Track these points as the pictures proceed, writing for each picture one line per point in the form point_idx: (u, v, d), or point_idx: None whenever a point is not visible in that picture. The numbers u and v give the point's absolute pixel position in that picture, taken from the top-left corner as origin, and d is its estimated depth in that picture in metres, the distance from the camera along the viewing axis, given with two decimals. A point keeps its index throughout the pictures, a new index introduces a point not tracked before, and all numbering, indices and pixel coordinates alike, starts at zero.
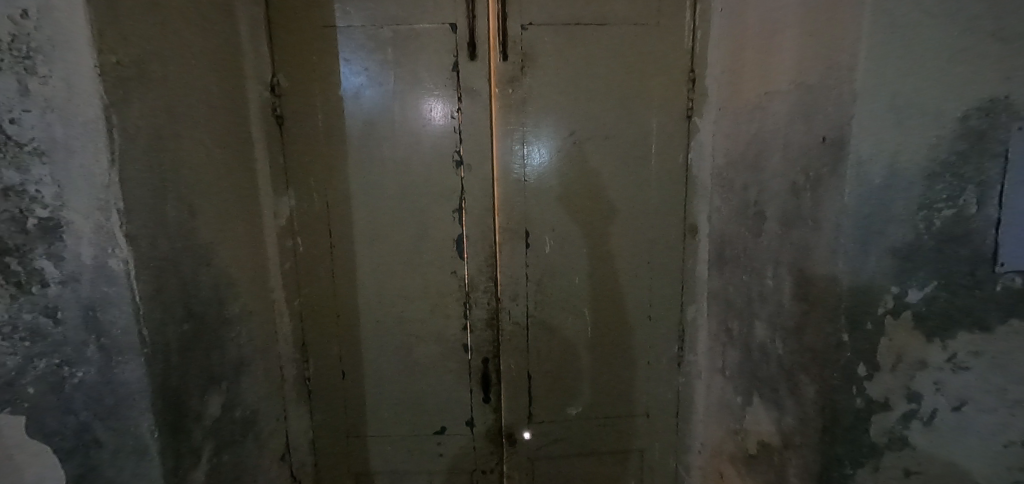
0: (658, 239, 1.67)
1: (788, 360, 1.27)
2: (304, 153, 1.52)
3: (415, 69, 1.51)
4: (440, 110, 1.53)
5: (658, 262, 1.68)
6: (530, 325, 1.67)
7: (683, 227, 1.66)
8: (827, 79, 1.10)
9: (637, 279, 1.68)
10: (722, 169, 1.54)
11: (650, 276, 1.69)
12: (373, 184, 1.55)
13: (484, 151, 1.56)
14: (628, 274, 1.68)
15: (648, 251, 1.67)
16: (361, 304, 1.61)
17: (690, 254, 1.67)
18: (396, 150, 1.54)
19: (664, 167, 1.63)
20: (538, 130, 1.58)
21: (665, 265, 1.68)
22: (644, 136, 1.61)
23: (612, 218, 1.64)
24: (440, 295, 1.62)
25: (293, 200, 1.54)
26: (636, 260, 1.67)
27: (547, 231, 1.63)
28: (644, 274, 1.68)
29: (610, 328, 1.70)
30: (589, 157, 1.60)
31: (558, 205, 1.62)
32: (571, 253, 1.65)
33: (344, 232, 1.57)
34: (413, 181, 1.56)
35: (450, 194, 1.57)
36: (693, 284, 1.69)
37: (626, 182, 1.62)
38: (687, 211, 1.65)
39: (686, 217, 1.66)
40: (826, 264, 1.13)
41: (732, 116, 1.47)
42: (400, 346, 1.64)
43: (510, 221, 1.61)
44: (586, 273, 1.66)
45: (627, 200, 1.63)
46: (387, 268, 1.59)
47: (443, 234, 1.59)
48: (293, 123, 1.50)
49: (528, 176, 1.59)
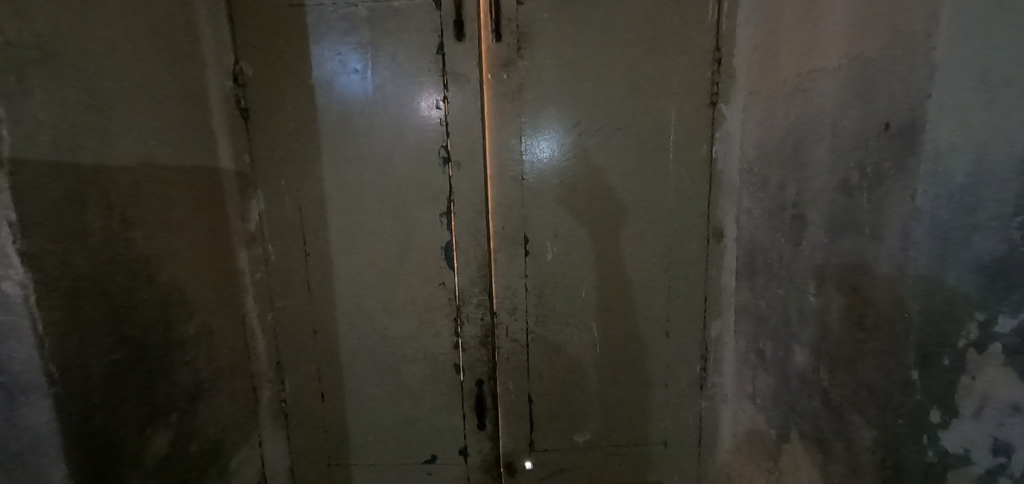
0: (677, 245, 1.45)
1: (835, 396, 1.05)
2: (273, 152, 1.35)
3: (394, 53, 1.32)
4: (423, 99, 1.35)
5: (677, 272, 1.47)
6: (530, 342, 1.48)
7: (707, 231, 1.44)
8: (891, 50, 0.88)
9: (654, 291, 1.48)
10: (754, 164, 1.32)
11: (669, 287, 1.48)
12: (351, 185, 1.37)
13: (475, 145, 1.37)
14: (642, 285, 1.47)
15: (667, 259, 1.46)
16: (340, 319, 1.44)
17: (714, 262, 1.46)
18: (376, 147, 1.36)
19: (683, 162, 1.41)
20: (538, 121, 1.38)
21: (686, 275, 1.47)
22: (661, 126, 1.39)
23: (623, 222, 1.43)
24: (428, 309, 1.44)
25: (262, 204, 1.37)
26: (651, 269, 1.46)
27: (549, 236, 1.43)
28: (661, 286, 1.47)
29: (621, 346, 1.50)
30: (596, 153, 1.40)
31: (561, 207, 1.41)
32: (576, 262, 1.45)
33: (319, 239, 1.40)
34: (396, 180, 1.38)
35: (438, 195, 1.39)
36: (718, 297, 1.47)
37: (641, 180, 1.42)
38: (712, 213, 1.43)
39: (710, 220, 1.43)
40: (889, 283, 0.91)
41: (766, 100, 1.25)
42: (385, 366, 1.46)
43: (506, 226, 1.42)
44: (594, 284, 1.46)
45: (643, 201, 1.42)
46: (368, 279, 1.42)
47: (431, 241, 1.40)
48: (258, 117, 1.33)
49: (527, 174, 1.40)
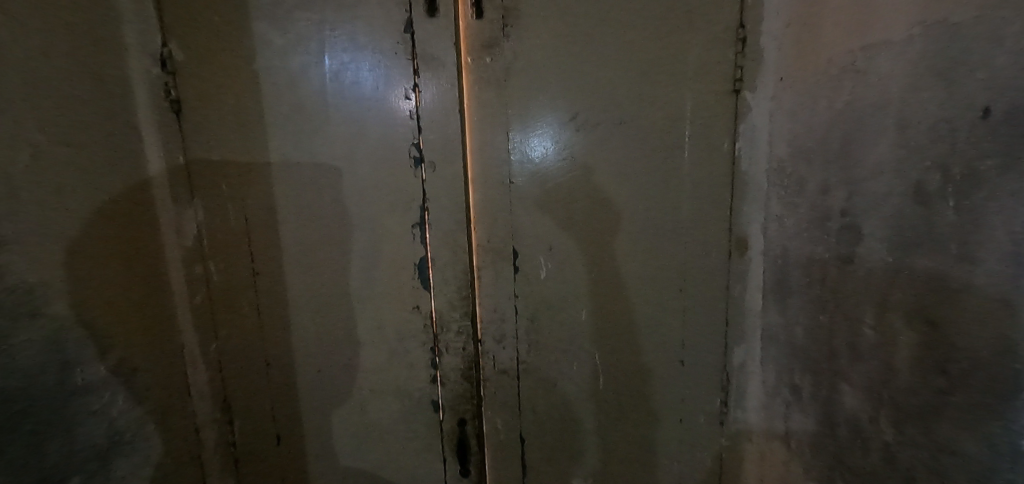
0: (693, 259, 1.24)
1: (901, 456, 0.83)
2: (212, 152, 1.13)
3: (355, 33, 1.12)
4: (389, 88, 1.13)
5: (694, 290, 1.25)
6: (520, 373, 1.27)
7: (728, 243, 1.22)
8: (992, 11, 0.67)
9: (667, 313, 1.26)
10: (787, 163, 1.10)
11: (683, 307, 1.26)
12: (307, 191, 1.16)
13: (453, 141, 1.16)
14: (650, 305, 1.26)
15: (681, 275, 1.25)
16: (298, 349, 1.22)
17: (737, 279, 1.24)
18: (335, 145, 1.15)
19: (700, 162, 1.19)
20: (528, 114, 1.17)
21: (703, 294, 1.25)
22: (675, 119, 1.17)
23: (628, 232, 1.22)
24: (401, 337, 1.22)
25: (202, 214, 1.15)
26: (662, 287, 1.25)
27: (542, 250, 1.22)
28: (674, 307, 1.26)
29: (627, 377, 1.29)
30: (597, 152, 1.19)
31: (555, 216, 1.20)
32: (575, 280, 1.24)
33: (271, 256, 1.18)
34: (359, 183, 1.16)
35: (410, 203, 1.17)
36: (743, 320, 1.25)
37: (650, 184, 1.20)
38: (734, 221, 1.21)
39: (733, 230, 1.22)
40: (985, 319, 0.70)
41: (802, 86, 1.04)
42: (351, 403, 1.25)
43: (492, 238, 1.21)
44: (594, 305, 1.25)
45: (653, 208, 1.21)
46: (330, 303, 1.20)
47: (402, 258, 1.19)
48: (193, 111, 1.11)
49: (516, 176, 1.19)
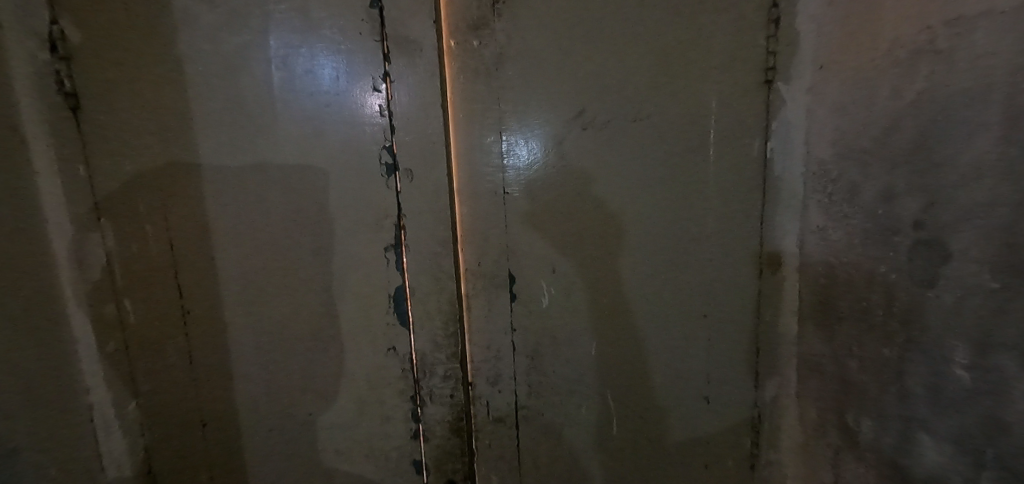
0: (720, 279, 1.06)
1: None
2: (124, 161, 0.88)
3: (308, 9, 0.89)
4: (353, 79, 0.91)
5: (720, 315, 1.07)
6: (519, 420, 1.07)
7: (759, 259, 1.04)
8: None
9: (691, 344, 1.08)
10: (830, 166, 0.93)
11: (707, 336, 1.07)
12: (251, 208, 0.92)
13: (435, 144, 0.94)
14: (668, 335, 1.07)
15: (704, 299, 1.06)
16: (243, 405, 0.98)
17: (769, 301, 1.05)
18: (285, 150, 0.91)
19: (727, 165, 1.01)
20: (524, 112, 0.98)
21: (730, 320, 1.07)
22: (698, 116, 0.99)
23: (642, 250, 1.03)
24: (373, 385, 0.99)
25: (112, 241, 0.89)
26: (683, 314, 1.07)
27: (544, 273, 1.03)
28: (698, 336, 1.08)
29: (643, 419, 1.10)
30: (606, 155, 1.00)
31: (558, 231, 1.01)
32: (583, 308, 1.04)
33: (205, 291, 0.94)
34: (317, 197, 0.93)
35: (383, 222, 0.95)
36: (775, 349, 1.07)
37: (669, 193, 1.02)
38: (766, 235, 1.03)
39: (763, 245, 1.03)
40: None
41: (851, 75, 0.88)
42: (312, 468, 1.01)
43: (483, 260, 1.02)
44: (605, 337, 1.06)
45: (673, 221, 1.03)
46: (282, 347, 0.97)
47: (374, 290, 0.96)
48: (96, 108, 0.87)
49: (510, 186, 1.00)
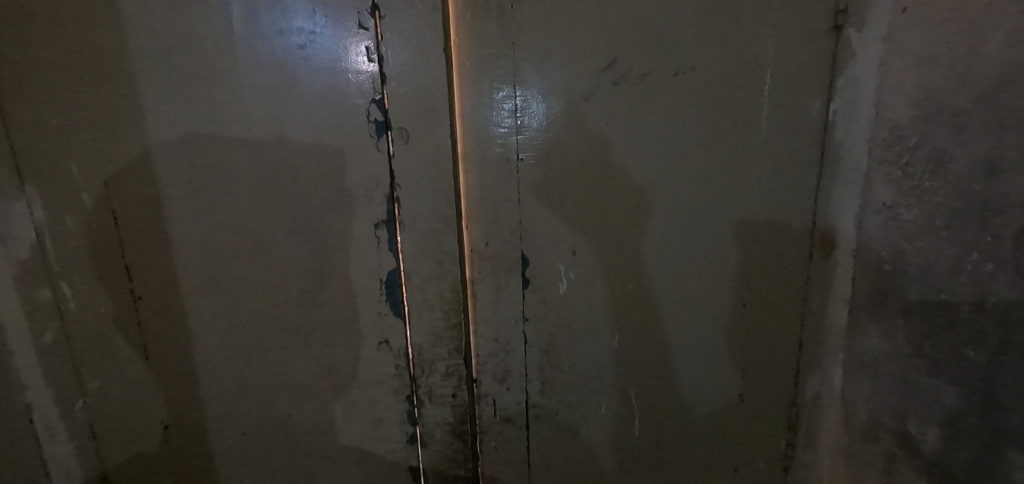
0: (764, 264, 0.90)
1: None
2: (50, 112, 0.71)
3: None
4: (333, 15, 0.73)
5: (762, 306, 0.91)
6: (530, 421, 0.95)
7: (809, 241, 0.88)
8: None
9: (727, 338, 0.93)
10: (908, 131, 0.78)
11: (747, 330, 0.93)
12: (211, 175, 0.76)
13: (436, 95, 0.76)
14: (702, 327, 0.93)
15: (746, 287, 0.91)
16: (210, 405, 0.84)
17: (818, 291, 0.90)
18: (251, 102, 0.74)
19: (780, 128, 0.84)
20: (542, 60, 0.82)
21: (773, 313, 0.92)
22: (751, 69, 0.82)
23: (678, 229, 0.88)
24: (363, 385, 0.85)
25: (41, 211, 0.73)
26: (720, 304, 0.92)
27: (562, 254, 0.88)
28: (734, 330, 0.93)
29: (670, 420, 0.97)
30: (639, 115, 0.83)
31: (579, 205, 0.86)
32: (606, 295, 0.90)
33: (160, 273, 0.78)
34: (291, 162, 0.76)
35: (371, 192, 0.78)
36: (820, 345, 0.92)
37: (713, 161, 0.85)
38: (818, 213, 0.87)
39: (815, 225, 0.87)
40: None
41: (947, 19, 0.72)
42: (293, 475, 0.88)
43: (491, 238, 0.88)
44: (630, 329, 0.92)
45: (713, 196, 0.87)
46: (255, 340, 0.82)
47: (362, 275, 0.80)
48: (11, 43, 0.69)
49: (523, 150, 0.85)
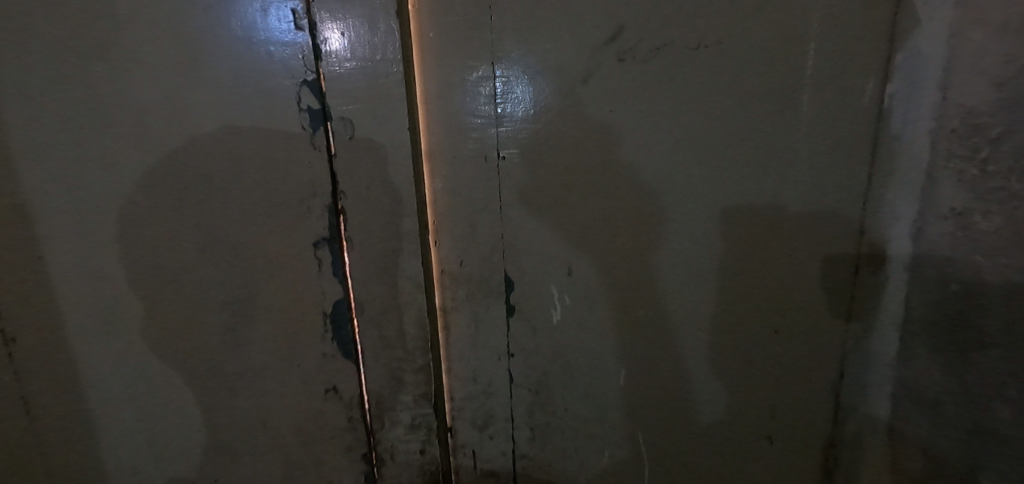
0: (802, 286, 0.73)
1: None
2: None
3: None
4: None
5: (797, 332, 0.75)
6: (519, 474, 0.80)
7: (855, 256, 0.72)
8: None
9: (755, 372, 0.76)
10: (990, 115, 0.60)
11: (780, 365, 0.76)
12: (95, 179, 0.58)
13: (389, 75, 0.58)
14: (726, 362, 0.76)
15: (780, 313, 0.74)
16: (115, 471, 0.67)
17: (866, 317, 0.74)
18: (144, 84, 0.57)
19: (822, 117, 0.67)
20: (527, 31, 0.64)
21: (813, 343, 0.75)
22: (794, 40, 0.64)
23: (696, 244, 0.71)
24: (308, 442, 0.68)
25: None
26: (748, 333, 0.75)
27: (555, 275, 0.71)
28: (762, 362, 0.76)
29: (686, 469, 0.81)
30: (650, 100, 0.66)
31: (576, 214, 0.69)
32: (609, 324, 0.73)
33: (36, 309, 0.61)
34: (200, 163, 0.59)
35: (308, 202, 0.60)
36: (866, 380, 0.76)
37: (740, 156, 0.68)
38: (867, 222, 0.70)
39: (863, 238, 0.71)
40: None
41: None
42: None
43: (466, 256, 0.71)
44: (639, 364, 0.75)
45: (739, 202, 0.70)
46: (167, 389, 0.64)
47: (299, 307, 0.63)
48: None
49: (505, 146, 0.68)
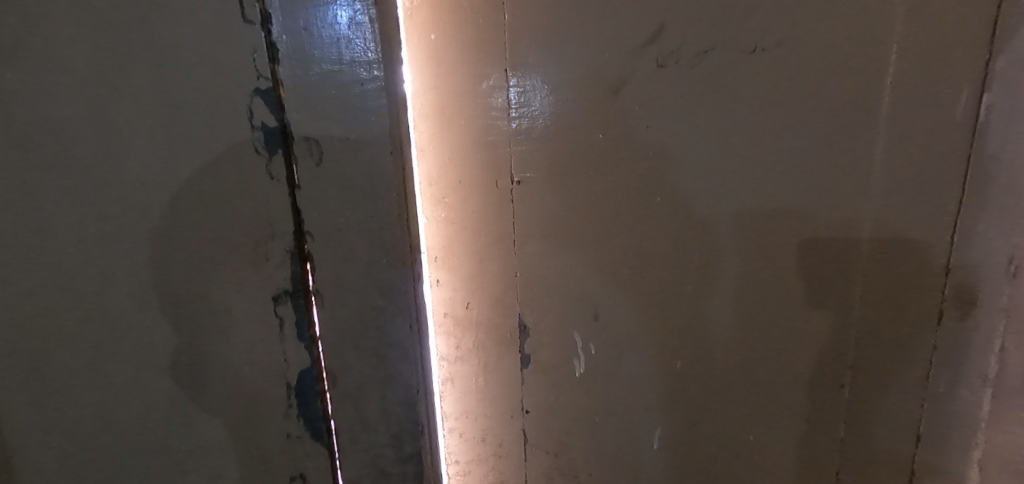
0: (874, 352, 0.56)
1: None
2: None
3: None
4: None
5: (861, 398, 0.58)
6: None
7: (939, 309, 0.54)
8: None
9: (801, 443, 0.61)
10: None
11: (840, 444, 0.60)
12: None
13: (362, 85, 0.49)
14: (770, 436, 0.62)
15: (844, 382, 0.58)
16: None
17: (949, 387, 0.55)
18: (53, 94, 0.44)
19: (898, 137, 0.51)
20: (544, 36, 0.54)
21: (883, 421, 0.58)
22: (864, 45, 0.49)
23: (740, 297, 0.58)
24: None
25: None
26: (802, 406, 0.60)
27: (575, 323, 0.62)
28: (821, 432, 0.60)
29: None
30: (694, 115, 0.54)
31: (602, 252, 0.59)
32: (637, 383, 0.62)
33: None
34: (135, 193, 0.47)
35: (267, 244, 0.51)
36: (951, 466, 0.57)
37: (802, 188, 0.53)
38: (951, 269, 0.53)
39: (948, 286, 0.53)
40: None
41: None
42: None
43: (474, 298, 0.63)
44: (674, 432, 0.63)
45: (797, 249, 0.55)
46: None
47: (261, 369, 0.53)
48: None
49: (522, 168, 0.58)
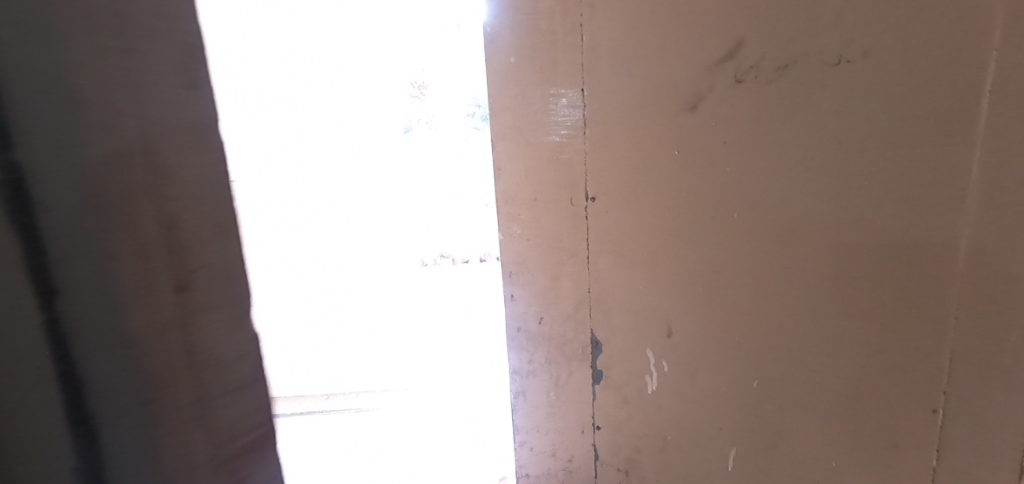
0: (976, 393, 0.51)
1: None
2: None
3: None
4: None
5: (961, 440, 0.52)
6: None
7: None
8: None
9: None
10: None
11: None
12: None
13: None
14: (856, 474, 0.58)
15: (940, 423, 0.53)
16: None
17: None
18: None
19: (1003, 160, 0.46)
20: (614, 63, 0.57)
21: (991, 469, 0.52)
22: (956, 66, 0.46)
23: (819, 324, 0.55)
24: None
25: None
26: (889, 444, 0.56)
27: (646, 338, 0.64)
28: (904, 468, 0.56)
29: None
30: (772, 129, 0.52)
31: (673, 269, 0.60)
32: (710, 405, 0.62)
33: None
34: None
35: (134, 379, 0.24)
36: None
37: (890, 209, 0.50)
38: None
39: None
40: None
41: None
42: None
43: (546, 313, 0.68)
44: (750, 458, 0.62)
45: (882, 279, 0.52)
46: None
47: None
48: None
49: (595, 186, 0.61)
